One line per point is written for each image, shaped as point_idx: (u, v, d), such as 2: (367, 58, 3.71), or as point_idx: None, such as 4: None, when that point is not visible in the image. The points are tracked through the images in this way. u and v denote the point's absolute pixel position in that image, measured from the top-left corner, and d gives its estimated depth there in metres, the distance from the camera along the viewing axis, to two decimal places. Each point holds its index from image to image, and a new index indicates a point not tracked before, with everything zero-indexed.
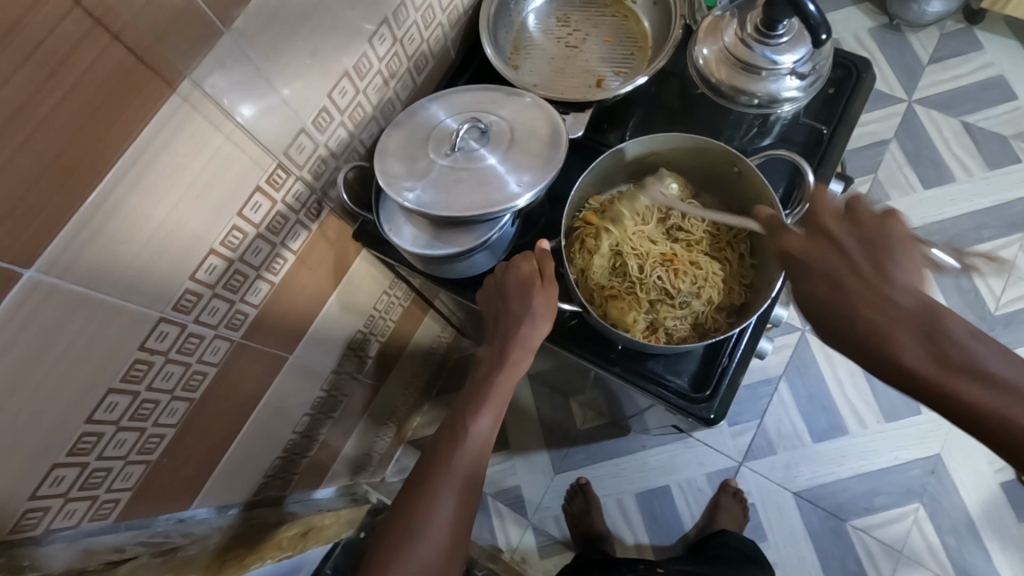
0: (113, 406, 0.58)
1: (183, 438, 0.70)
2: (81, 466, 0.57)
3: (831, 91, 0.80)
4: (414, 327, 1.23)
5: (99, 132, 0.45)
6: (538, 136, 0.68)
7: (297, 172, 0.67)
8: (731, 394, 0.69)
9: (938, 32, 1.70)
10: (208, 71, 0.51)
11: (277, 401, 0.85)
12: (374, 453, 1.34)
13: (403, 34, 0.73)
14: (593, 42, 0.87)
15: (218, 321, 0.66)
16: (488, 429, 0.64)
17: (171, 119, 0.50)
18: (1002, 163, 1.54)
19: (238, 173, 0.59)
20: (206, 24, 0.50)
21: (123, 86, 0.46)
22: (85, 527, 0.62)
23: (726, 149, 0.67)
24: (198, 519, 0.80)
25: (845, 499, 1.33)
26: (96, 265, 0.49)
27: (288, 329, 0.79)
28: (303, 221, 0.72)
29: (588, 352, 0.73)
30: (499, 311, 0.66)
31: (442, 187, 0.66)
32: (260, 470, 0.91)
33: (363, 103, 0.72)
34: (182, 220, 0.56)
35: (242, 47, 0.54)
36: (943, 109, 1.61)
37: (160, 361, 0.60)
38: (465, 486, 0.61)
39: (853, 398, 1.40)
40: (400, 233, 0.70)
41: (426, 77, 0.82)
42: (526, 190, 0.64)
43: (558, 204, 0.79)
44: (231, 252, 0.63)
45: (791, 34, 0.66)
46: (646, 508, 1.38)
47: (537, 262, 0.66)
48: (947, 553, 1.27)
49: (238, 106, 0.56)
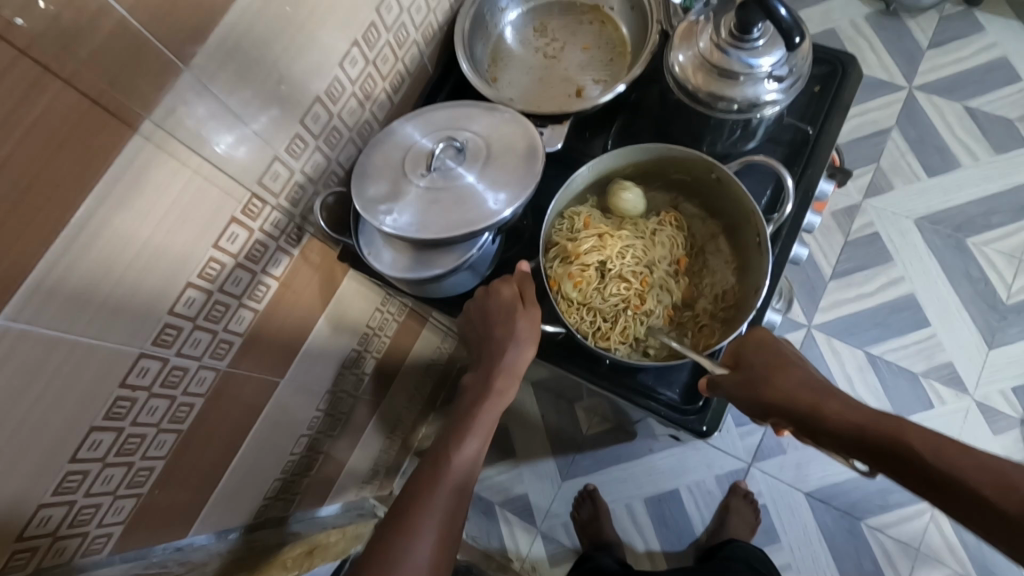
0: (97, 443, 0.58)
1: (175, 468, 0.70)
2: (69, 504, 0.58)
3: (817, 89, 0.78)
4: (412, 341, 1.22)
5: (60, 179, 0.45)
6: (514, 152, 0.67)
7: (274, 200, 0.67)
8: (723, 404, 0.69)
9: (937, 15, 1.66)
10: (170, 108, 0.51)
11: (271, 424, 0.85)
12: (380, 467, 1.34)
13: (375, 54, 0.72)
14: (572, 51, 0.86)
15: (202, 352, 0.66)
16: (474, 456, 0.62)
17: (137, 158, 0.50)
18: (1008, 147, 1.50)
19: (211, 207, 0.59)
20: (165, 62, 0.49)
21: (81, 130, 0.45)
22: (79, 562, 0.62)
23: (704, 156, 0.66)
24: (197, 545, 0.80)
25: (858, 498, 1.30)
26: (68, 307, 0.49)
27: (276, 354, 0.79)
28: (284, 247, 0.72)
29: (577, 366, 0.72)
30: (483, 335, 0.65)
31: (419, 209, 0.65)
32: (260, 491, 0.91)
33: (339, 126, 0.72)
34: (154, 257, 0.56)
35: (205, 81, 0.54)
36: (945, 94, 1.57)
37: (143, 396, 0.61)
38: (448, 516, 0.58)
39: (863, 394, 1.37)
40: (381, 257, 0.69)
41: (404, 94, 0.81)
42: (503, 209, 0.63)
43: (541, 218, 0.78)
44: (210, 283, 0.63)
45: (767, 37, 0.65)
46: (654, 513, 1.36)
47: (517, 285, 0.65)
48: (966, 550, 1.24)
49: (204, 142, 0.56)
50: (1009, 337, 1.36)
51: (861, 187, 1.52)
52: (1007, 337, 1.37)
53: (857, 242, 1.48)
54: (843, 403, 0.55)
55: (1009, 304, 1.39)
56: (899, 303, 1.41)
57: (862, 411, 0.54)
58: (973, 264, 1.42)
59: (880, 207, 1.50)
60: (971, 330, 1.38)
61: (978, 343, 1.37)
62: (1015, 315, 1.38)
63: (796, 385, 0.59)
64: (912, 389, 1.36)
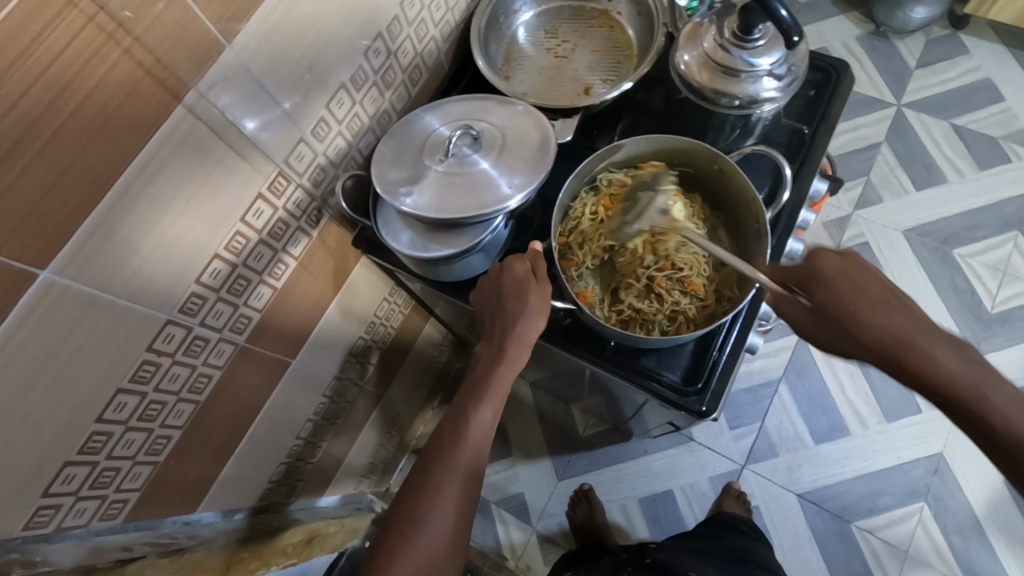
0: (122, 406, 0.60)
1: (190, 439, 0.72)
2: (91, 464, 0.60)
3: (812, 93, 0.83)
4: (415, 335, 1.25)
5: (110, 143, 0.48)
6: (527, 141, 0.71)
7: (298, 179, 0.70)
8: (723, 386, 0.71)
9: (925, 37, 1.73)
10: (212, 83, 0.54)
11: (281, 405, 0.87)
12: (379, 462, 1.35)
13: (397, 47, 0.76)
14: (581, 52, 0.90)
15: (223, 324, 0.68)
16: (489, 423, 0.65)
17: (178, 128, 0.53)
18: (992, 163, 1.56)
19: (240, 181, 0.62)
20: (211, 38, 0.53)
21: (132, 97, 0.49)
22: (95, 526, 0.64)
23: (707, 148, 0.70)
24: (205, 522, 0.81)
25: (849, 501, 1.33)
26: (105, 267, 0.52)
27: (290, 334, 0.81)
28: (304, 227, 0.74)
29: (583, 349, 0.75)
30: (495, 310, 0.68)
31: (436, 191, 0.68)
32: (265, 474, 0.93)
33: (360, 113, 0.75)
34: (186, 228, 0.58)
35: (244, 60, 0.57)
36: (932, 112, 1.64)
37: (167, 362, 0.63)
38: (467, 479, 0.62)
39: (853, 398, 1.40)
40: (398, 237, 0.72)
41: (420, 88, 0.85)
42: (517, 192, 0.67)
43: (549, 209, 0.81)
44: (234, 257, 0.66)
45: (767, 38, 0.69)
46: (649, 513, 1.38)
47: (529, 264, 0.68)
48: (953, 553, 1.27)
49: (239, 118, 0.59)
50: (994, 346, 1.41)
51: (851, 199, 1.58)
52: (992, 345, 1.41)
53: (848, 251, 1.52)
54: (949, 352, 0.54)
55: (993, 314, 1.43)
56: None
57: (961, 367, 0.54)
58: (959, 275, 1.47)
59: (870, 218, 1.55)
60: (959, 339, 1.42)
61: None
62: (1000, 325, 1.42)
63: (883, 330, 0.56)
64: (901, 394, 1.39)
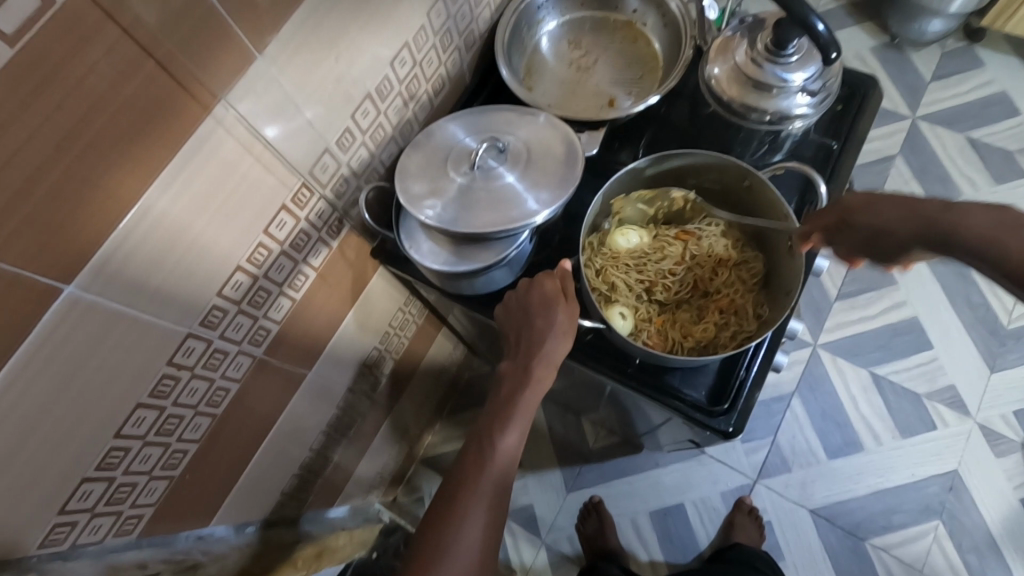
0: (141, 421, 0.58)
1: (205, 454, 0.70)
2: (108, 480, 0.58)
3: (839, 108, 0.82)
4: (428, 344, 1.23)
5: (140, 156, 0.47)
6: (554, 154, 0.70)
7: (321, 191, 0.69)
8: (749, 407, 0.70)
9: (940, 50, 1.72)
10: (241, 95, 0.53)
11: (295, 418, 0.86)
12: (387, 473, 1.33)
13: (422, 57, 0.75)
14: (604, 64, 0.89)
15: (242, 337, 0.67)
16: (515, 447, 0.64)
17: (206, 139, 0.52)
18: (1009, 178, 1.55)
19: (266, 192, 0.61)
20: (243, 49, 0.52)
21: (165, 107, 0.48)
22: (109, 543, 0.62)
23: (737, 164, 0.69)
24: (217, 536, 0.79)
25: (863, 517, 1.31)
26: (130, 282, 0.51)
27: (306, 346, 0.80)
28: (324, 238, 0.73)
29: (606, 366, 0.73)
30: (519, 326, 0.67)
31: (462, 204, 0.67)
32: (277, 487, 0.91)
33: (384, 124, 0.74)
34: (211, 240, 0.57)
35: (275, 71, 0.56)
36: (948, 125, 1.63)
37: (186, 376, 0.61)
38: (492, 503, 0.61)
39: (868, 414, 1.39)
40: (420, 250, 0.72)
41: (442, 98, 0.84)
42: (544, 207, 0.65)
43: (572, 222, 0.80)
44: (256, 269, 0.65)
45: (800, 53, 0.68)
46: (659, 527, 1.36)
47: (558, 281, 0.67)
48: (969, 572, 1.25)
49: (266, 129, 0.57)
50: (1010, 362, 1.39)
51: None
52: (1008, 361, 1.40)
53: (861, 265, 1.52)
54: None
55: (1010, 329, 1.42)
56: (903, 326, 1.45)
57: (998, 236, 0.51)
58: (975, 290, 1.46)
59: None
60: (973, 354, 1.41)
61: (980, 367, 1.39)
62: (1016, 341, 1.41)
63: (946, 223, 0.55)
64: (916, 409, 1.38)
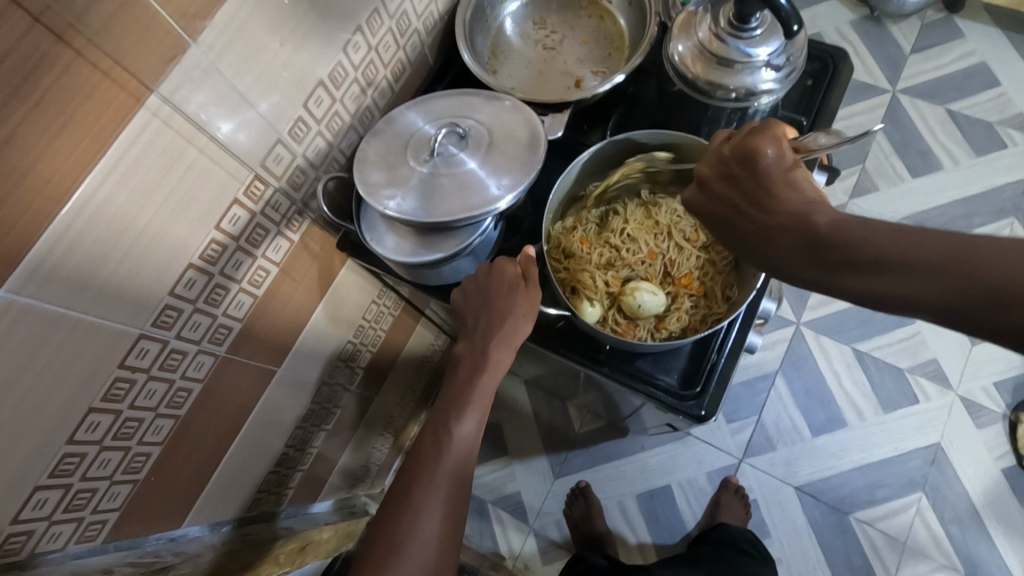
0: (95, 426, 0.57)
1: (170, 457, 0.69)
2: (64, 487, 0.57)
3: (810, 83, 0.80)
4: (407, 336, 1.22)
5: (67, 152, 0.45)
6: (515, 138, 0.68)
7: (275, 183, 0.67)
8: (721, 390, 0.69)
9: (919, 22, 1.71)
10: (178, 85, 0.51)
11: (268, 414, 0.84)
12: (372, 465, 1.33)
13: (377, 41, 0.73)
14: (570, 44, 0.87)
15: (201, 336, 0.65)
16: (472, 432, 0.63)
17: (143, 133, 0.50)
18: (989, 150, 1.54)
19: (215, 186, 0.59)
20: (175, 37, 0.49)
21: (90, 100, 0.45)
22: (72, 550, 0.61)
23: (703, 143, 0.68)
24: (191, 537, 0.78)
25: (846, 493, 1.32)
26: (69, 285, 0.49)
27: (273, 343, 0.78)
28: (284, 231, 0.72)
29: (577, 353, 0.72)
30: (484, 315, 0.65)
31: (424, 193, 0.65)
32: (253, 485, 0.90)
33: (340, 112, 0.72)
34: (158, 237, 0.55)
35: (212, 59, 0.54)
36: (928, 98, 1.61)
37: (142, 378, 0.60)
38: (453, 496, 0.60)
39: (850, 390, 1.39)
40: (383, 242, 0.70)
41: (404, 84, 0.82)
42: (506, 193, 0.64)
43: (539, 207, 0.79)
44: (211, 266, 0.63)
45: (764, 27, 0.67)
46: (647, 509, 1.37)
47: (521, 268, 0.66)
48: (952, 543, 1.26)
49: (211, 121, 0.56)
50: None
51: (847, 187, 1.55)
52: None
53: None
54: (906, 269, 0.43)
55: None
56: None
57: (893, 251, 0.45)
58: None
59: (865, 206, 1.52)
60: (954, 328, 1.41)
61: (961, 340, 1.40)
62: None
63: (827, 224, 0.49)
64: (898, 384, 1.38)
